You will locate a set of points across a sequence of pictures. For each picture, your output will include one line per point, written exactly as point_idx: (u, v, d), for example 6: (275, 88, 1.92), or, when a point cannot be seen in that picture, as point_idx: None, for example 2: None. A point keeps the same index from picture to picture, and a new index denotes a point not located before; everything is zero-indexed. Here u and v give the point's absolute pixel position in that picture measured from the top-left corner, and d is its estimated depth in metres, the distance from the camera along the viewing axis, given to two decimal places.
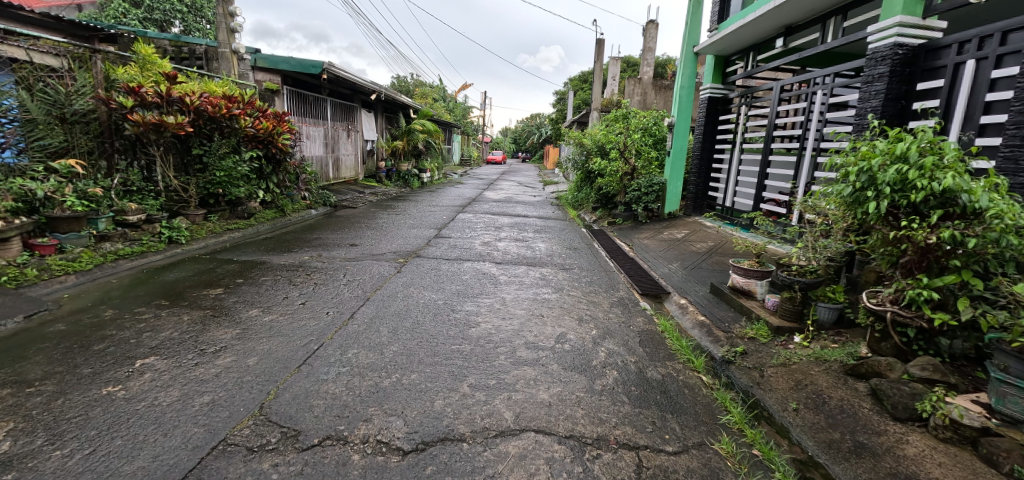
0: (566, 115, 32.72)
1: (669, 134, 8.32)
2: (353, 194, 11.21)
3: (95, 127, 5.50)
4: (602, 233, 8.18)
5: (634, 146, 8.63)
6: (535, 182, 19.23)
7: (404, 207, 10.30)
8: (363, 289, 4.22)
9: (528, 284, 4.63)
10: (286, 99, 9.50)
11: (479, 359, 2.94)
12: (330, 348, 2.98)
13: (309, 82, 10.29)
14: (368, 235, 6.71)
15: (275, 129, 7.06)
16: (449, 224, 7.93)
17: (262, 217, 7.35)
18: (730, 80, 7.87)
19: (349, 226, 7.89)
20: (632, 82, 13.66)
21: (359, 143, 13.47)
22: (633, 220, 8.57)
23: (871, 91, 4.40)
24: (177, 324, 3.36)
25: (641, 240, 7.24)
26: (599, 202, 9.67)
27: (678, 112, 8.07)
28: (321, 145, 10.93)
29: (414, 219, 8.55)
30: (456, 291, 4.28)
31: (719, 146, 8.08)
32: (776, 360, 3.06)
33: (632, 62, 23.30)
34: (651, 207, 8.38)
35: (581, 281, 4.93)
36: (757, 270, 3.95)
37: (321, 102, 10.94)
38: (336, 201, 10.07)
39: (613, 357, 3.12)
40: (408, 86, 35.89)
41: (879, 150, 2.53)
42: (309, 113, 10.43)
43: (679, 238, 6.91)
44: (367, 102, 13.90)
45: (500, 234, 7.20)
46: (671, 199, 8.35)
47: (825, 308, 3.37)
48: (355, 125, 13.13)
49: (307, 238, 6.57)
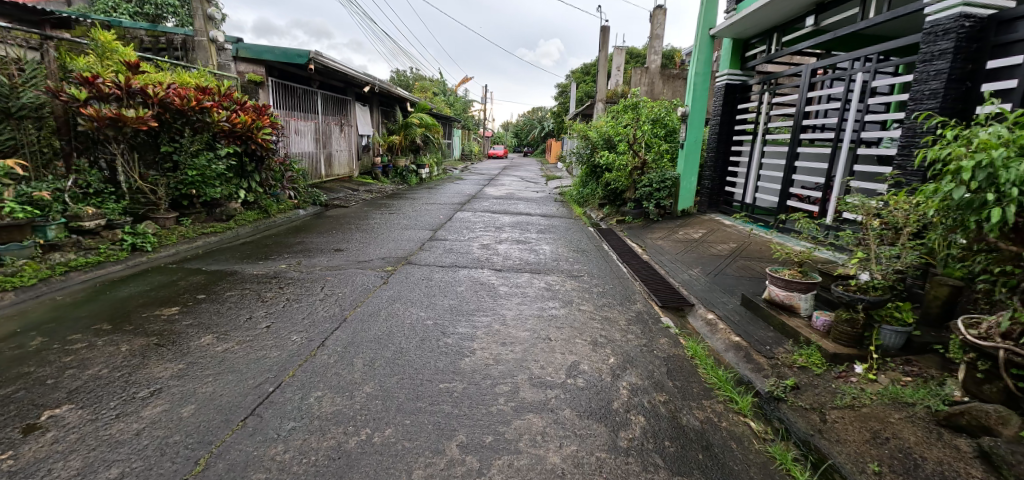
0: (569, 108, 32.02)
1: (682, 125, 7.66)
2: (346, 192, 10.62)
3: (49, 123, 4.92)
4: (611, 233, 7.58)
5: (644, 139, 7.96)
6: (537, 177, 18.60)
7: (399, 206, 9.73)
8: (341, 307, 3.63)
9: (532, 297, 4.05)
10: (272, 92, 8.87)
11: (471, 404, 2.36)
12: (289, 391, 2.41)
13: (297, 74, 9.68)
14: (356, 239, 6.14)
15: (253, 123, 6.47)
16: (445, 224, 7.35)
17: (242, 219, 6.81)
18: (750, 66, 7.22)
19: (338, 228, 7.34)
20: (639, 72, 13.00)
21: (352, 139, 12.84)
22: (643, 217, 7.96)
23: (930, 72, 3.78)
24: (110, 358, 2.79)
25: (655, 240, 6.63)
26: (606, 198, 9.06)
27: (692, 101, 7.40)
28: (311, 140, 10.35)
29: (409, 219, 7.98)
30: (449, 307, 3.69)
31: (737, 138, 7.46)
32: (840, 400, 2.52)
33: (636, 52, 22.52)
34: (663, 204, 7.75)
35: (592, 291, 4.34)
36: (802, 282, 3.37)
37: (310, 95, 10.33)
38: (327, 200, 9.49)
39: (638, 397, 2.54)
40: (407, 81, 35.23)
41: (1001, 141, 1.93)
42: (297, 108, 9.83)
43: (697, 238, 6.31)
44: (362, 95, 13.28)
45: (501, 235, 6.61)
46: (685, 195, 7.73)
47: (891, 332, 2.82)
48: (348, 119, 12.51)
49: (288, 242, 6.00)
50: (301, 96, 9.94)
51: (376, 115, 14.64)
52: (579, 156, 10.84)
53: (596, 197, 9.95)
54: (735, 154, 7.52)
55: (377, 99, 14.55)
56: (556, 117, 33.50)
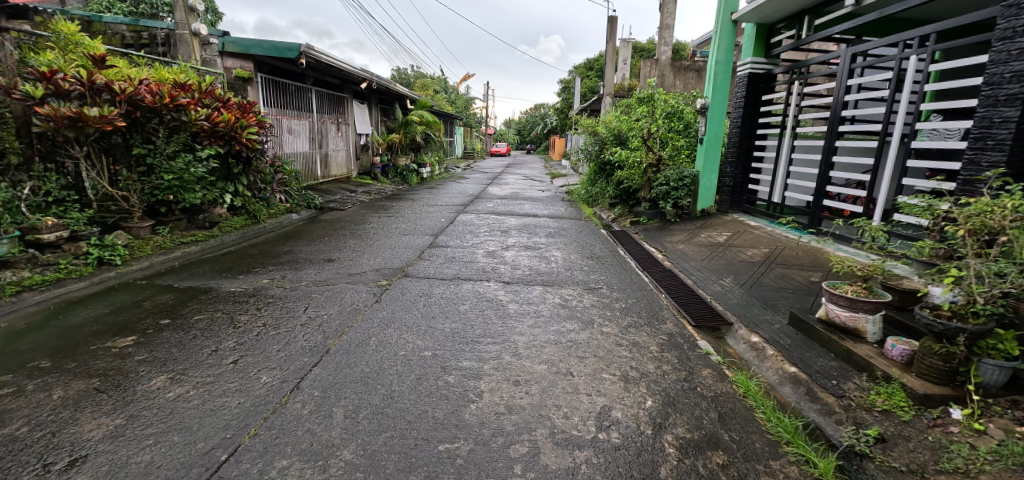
0: (573, 105, 31.46)
1: (700, 118, 7.09)
2: (343, 194, 10.11)
3: (7, 124, 4.36)
4: (625, 236, 7.04)
5: (660, 134, 7.44)
6: (542, 176, 18.04)
7: (398, 208, 9.21)
8: (324, 334, 3.10)
9: (546, 317, 3.52)
10: (262, 88, 8.36)
11: (479, 477, 1.84)
12: (246, 460, 1.90)
13: (289, 70, 9.16)
14: (350, 247, 5.62)
15: (236, 121, 5.95)
16: (447, 228, 6.81)
17: (227, 226, 6.30)
18: (775, 53, 6.66)
19: (332, 233, 6.81)
20: (648, 64, 12.47)
21: (350, 138, 12.32)
22: (660, 218, 7.41)
23: (1012, 51, 3.23)
24: (35, 411, 2.28)
25: (675, 244, 6.08)
26: (618, 197, 8.51)
27: (713, 92, 6.82)
28: (305, 140, 9.83)
29: (408, 223, 7.45)
30: (450, 332, 3.16)
31: (761, 131, 6.88)
32: (946, 462, 1.99)
33: (643, 46, 21.89)
34: (681, 204, 7.17)
35: (613, 307, 3.81)
36: (870, 301, 2.82)
37: (304, 92, 9.82)
38: (322, 203, 8.98)
39: (689, 458, 2.01)
40: (408, 79, 34.70)
41: None
42: (290, 106, 9.32)
43: (722, 242, 5.76)
44: (360, 92, 12.76)
45: (508, 241, 6.07)
46: (705, 194, 7.15)
47: (993, 368, 2.29)
48: (346, 118, 11.99)
49: (275, 251, 5.48)
50: (294, 93, 9.43)
51: (375, 114, 14.11)
52: (589, 153, 10.30)
53: (607, 196, 9.41)
54: (760, 149, 6.95)
55: (377, 96, 14.03)
56: (560, 114, 32.94)
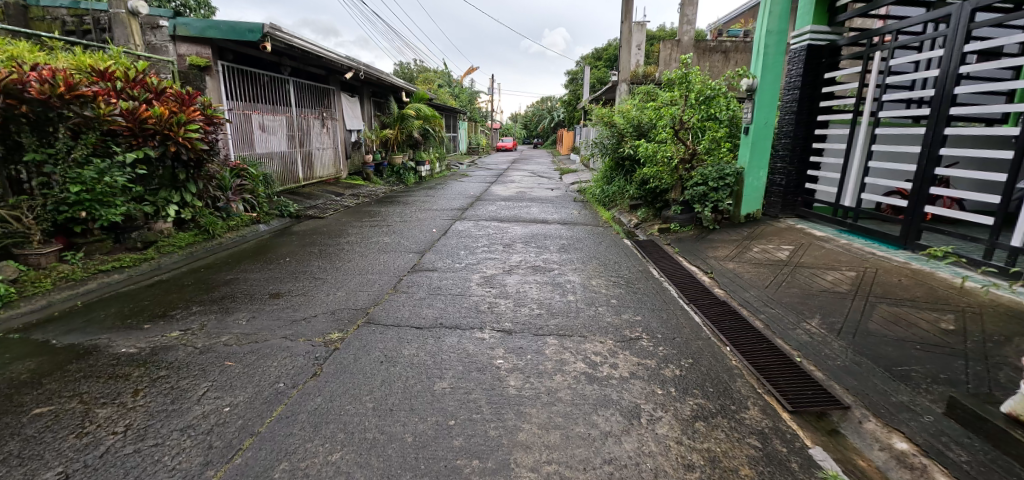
0: (582, 96, 29.97)
1: (745, 102, 5.81)
2: (325, 198, 8.93)
3: None
4: (655, 247, 5.78)
5: (694, 122, 6.00)
6: (551, 172, 16.78)
7: (388, 214, 8.02)
8: (209, 456, 1.91)
9: (566, 402, 2.31)
10: (224, 79, 7.18)
11: None
12: None
13: (260, 57, 7.97)
14: (312, 271, 4.44)
15: (169, 116, 4.79)
16: (438, 242, 5.60)
17: (169, 246, 5.16)
18: (841, 19, 5.34)
19: (300, 248, 5.64)
20: (668, 47, 11.11)
21: (340, 135, 11.10)
22: (695, 224, 6.15)
23: None
24: None
25: (724, 261, 4.82)
26: (643, 198, 7.23)
27: (763, 70, 5.53)
28: (282, 137, 8.65)
29: (394, 233, 6.25)
30: (414, 445, 1.96)
31: (823, 117, 5.58)
32: None
33: (657, 33, 20.47)
34: (722, 207, 5.89)
35: (662, 378, 2.59)
36: None
37: (281, 84, 8.64)
38: (300, 209, 7.81)
39: None
40: (411, 73, 33.51)
41: None
42: (262, 99, 8.14)
43: (786, 260, 4.49)
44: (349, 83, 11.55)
45: (511, 259, 4.85)
46: (751, 195, 5.86)
47: None
48: (334, 113, 10.76)
49: (217, 280, 4.33)
50: (267, 84, 8.24)
51: (369, 108, 12.86)
52: (606, 148, 9.02)
53: (627, 198, 8.13)
54: (821, 139, 5.65)
55: (370, 89, 12.78)
56: (568, 107, 31.52)
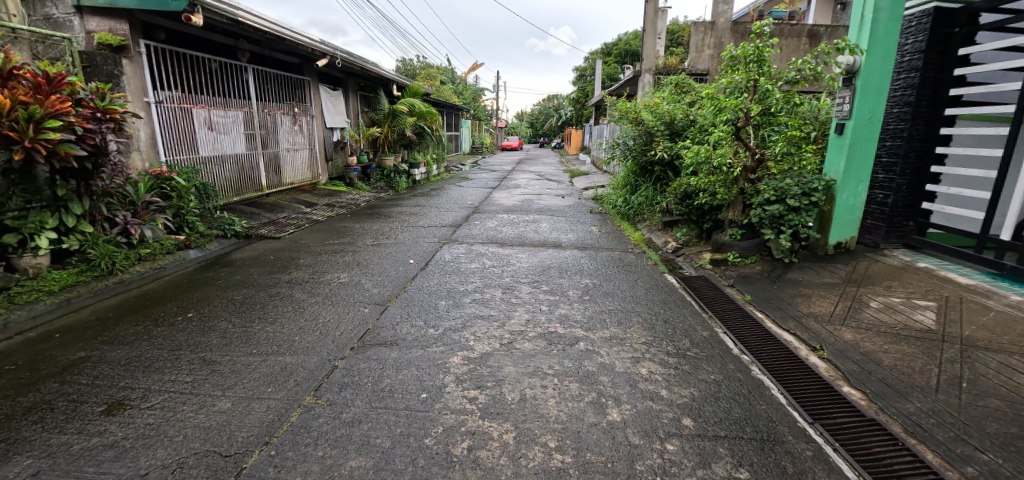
0: (593, 92, 28.09)
1: (838, 90, 4.20)
2: (291, 210, 7.38)
3: None
4: (715, 287, 4.19)
5: (766, 117, 4.40)
6: (559, 174, 15.17)
7: (361, 230, 6.48)
8: None
9: None
10: (150, 63, 5.65)
11: None
12: None
13: (204, 38, 6.44)
14: (210, 344, 2.90)
15: (11, 109, 3.34)
16: (414, 281, 4.02)
17: (34, 290, 3.66)
18: None
19: (226, 285, 4.10)
20: (700, 30, 9.18)
21: (319, 134, 9.51)
22: (763, 255, 4.55)
23: None
24: None
25: (831, 322, 3.23)
26: (684, 214, 5.62)
27: (871, 44, 3.91)
28: (239, 136, 7.13)
29: (358, 262, 4.69)
30: None
31: (951, 112, 3.98)
32: None
33: (675, 26, 18.76)
34: (805, 234, 4.28)
35: None
36: None
37: (236, 71, 7.10)
38: (255, 225, 6.30)
39: None
40: (412, 70, 32.08)
41: None
42: (210, 89, 6.61)
43: (942, 331, 2.91)
44: (329, 73, 9.95)
45: (512, 318, 3.26)
46: (845, 218, 4.25)
47: None
48: (311, 108, 9.17)
49: (58, 359, 2.81)
50: (217, 72, 6.71)
51: (355, 103, 11.25)
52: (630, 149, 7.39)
53: (663, 212, 6.49)
54: (945, 143, 4.05)
55: (356, 81, 11.16)
56: (577, 105, 29.65)
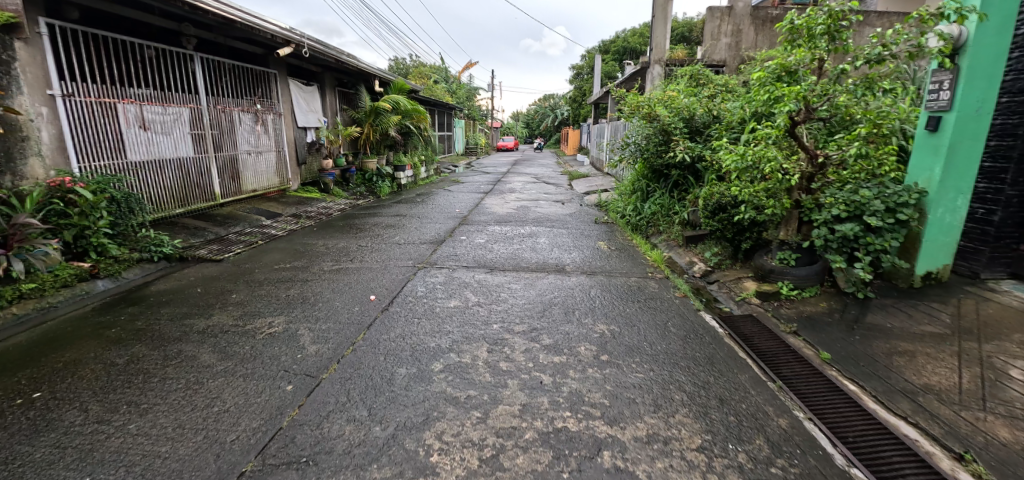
0: (591, 90, 27.06)
1: (932, 73, 3.17)
2: (247, 223, 6.31)
3: None
4: (769, 331, 3.16)
5: (835, 107, 3.36)
6: (557, 175, 14.13)
7: (324, 246, 5.40)
8: None
9: None
10: (57, 47, 4.59)
11: None
12: None
13: (133, 19, 5.36)
14: (30, 463, 1.88)
15: None
16: (368, 332, 2.95)
17: None
18: None
19: (119, 338, 3.06)
20: (717, 16, 8.15)
21: (288, 134, 8.38)
22: (827, 287, 3.52)
23: None
24: None
25: (967, 407, 2.21)
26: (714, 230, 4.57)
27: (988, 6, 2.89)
28: (184, 136, 6.04)
29: (303, 298, 3.62)
30: None
31: None
32: None
33: None
34: (886, 262, 3.26)
35: None
36: None
37: (180, 60, 6.03)
38: (195, 243, 5.23)
39: None
40: (405, 67, 31.07)
41: None
42: (143, 81, 5.54)
43: None
44: (301, 66, 8.82)
45: (502, 401, 2.22)
46: (939, 241, 3.23)
47: None
48: (278, 105, 8.01)
49: None
50: (153, 61, 5.65)
51: (333, 100, 10.14)
52: (642, 150, 6.33)
53: (684, 224, 5.44)
54: None
55: (333, 75, 10.04)
56: (574, 104, 28.63)
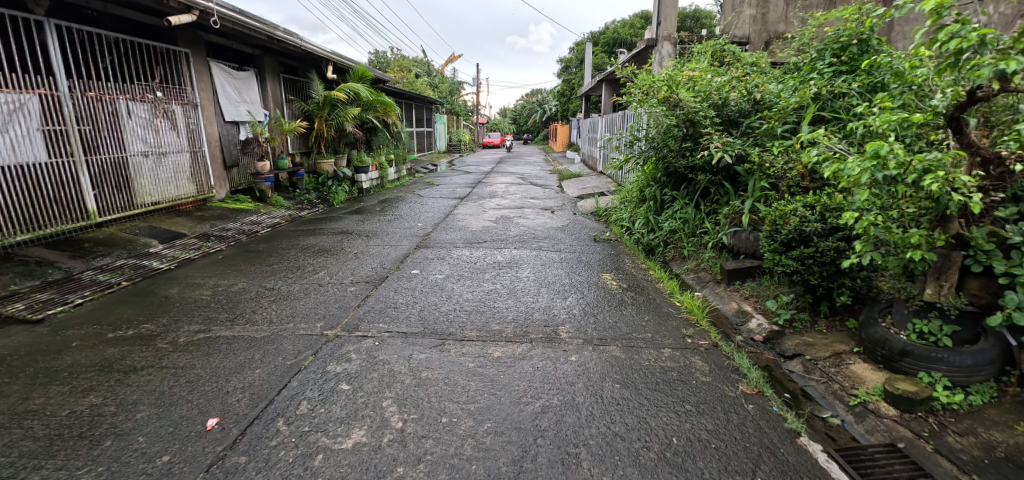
0: (581, 82, 25.52)
1: None
2: (127, 250, 4.66)
3: None
4: None
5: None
6: (546, 175, 12.56)
7: (212, 288, 3.76)
8: None
9: None
10: None
11: None
12: None
13: None
14: None
15: None
16: None
17: None
18: None
19: None
20: None
21: (209, 130, 6.69)
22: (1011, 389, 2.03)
23: None
24: None
25: None
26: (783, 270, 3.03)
27: None
28: (29, 134, 4.39)
29: (92, 424, 2.00)
30: None
31: None
32: None
33: None
34: None
35: None
36: None
37: (23, 28, 4.38)
38: (19, 290, 3.58)
39: None
40: (384, 60, 29.19)
41: None
42: None
43: None
44: (229, 45, 7.11)
45: None
46: None
47: None
48: (192, 93, 6.31)
49: None
50: None
51: (278, 88, 8.43)
52: (658, 147, 4.77)
53: (724, 252, 3.88)
54: None
55: (276, 59, 8.32)
56: (563, 98, 27.08)
